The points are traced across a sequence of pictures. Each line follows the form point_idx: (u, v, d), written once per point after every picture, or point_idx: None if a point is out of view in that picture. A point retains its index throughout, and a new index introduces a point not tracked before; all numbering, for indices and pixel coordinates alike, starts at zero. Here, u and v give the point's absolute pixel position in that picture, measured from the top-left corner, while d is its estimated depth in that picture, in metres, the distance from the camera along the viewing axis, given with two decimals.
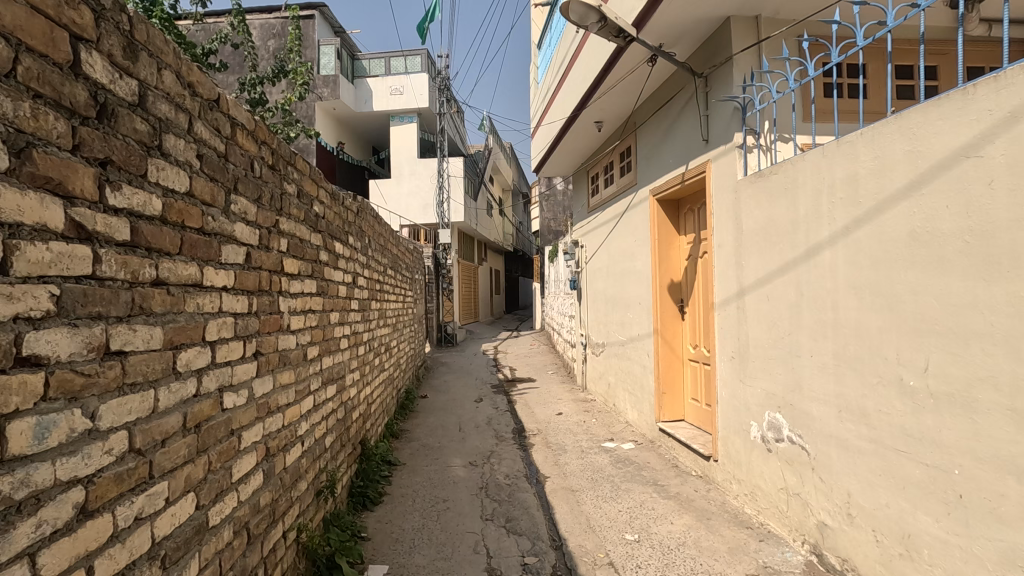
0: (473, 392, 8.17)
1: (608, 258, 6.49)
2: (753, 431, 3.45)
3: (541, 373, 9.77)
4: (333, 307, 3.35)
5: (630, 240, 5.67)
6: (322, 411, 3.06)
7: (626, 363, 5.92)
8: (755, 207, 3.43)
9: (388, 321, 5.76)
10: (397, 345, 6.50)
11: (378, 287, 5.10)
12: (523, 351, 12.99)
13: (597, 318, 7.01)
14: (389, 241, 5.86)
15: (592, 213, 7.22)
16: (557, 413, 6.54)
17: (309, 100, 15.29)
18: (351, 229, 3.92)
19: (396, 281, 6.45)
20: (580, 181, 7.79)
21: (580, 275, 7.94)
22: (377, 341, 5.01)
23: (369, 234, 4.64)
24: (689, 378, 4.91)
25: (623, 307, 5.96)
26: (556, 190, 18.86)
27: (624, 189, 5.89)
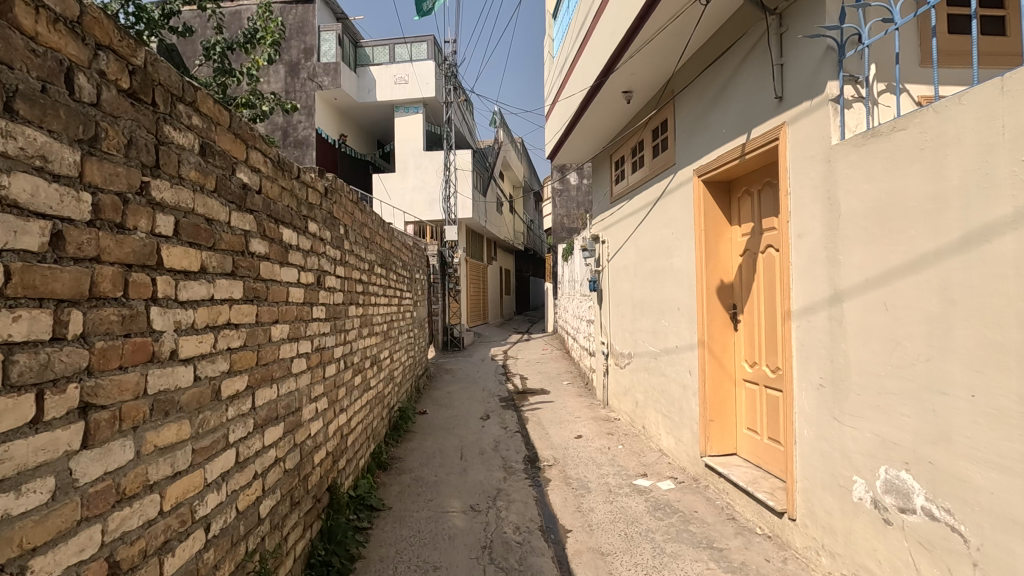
0: (479, 407, 7.25)
1: (637, 256, 5.55)
2: (859, 490, 2.49)
3: (555, 384, 8.83)
4: (279, 317, 2.44)
5: (666, 233, 4.73)
6: (254, 465, 2.15)
7: (659, 380, 4.98)
8: (858, 180, 2.49)
9: (377, 330, 4.86)
10: (390, 357, 5.60)
11: (362, 291, 4.21)
12: (535, 357, 12.04)
13: (622, 325, 6.07)
14: (379, 235, 4.96)
15: (616, 203, 6.28)
16: (576, 436, 5.62)
17: (308, 89, 14.49)
18: (316, 216, 3.02)
19: (389, 282, 5.54)
20: (601, 168, 6.86)
21: (601, 275, 6.99)
22: (359, 355, 4.10)
23: (347, 225, 3.75)
24: (744, 403, 3.96)
25: (655, 313, 5.01)
26: (570, 185, 17.89)
27: (657, 172, 4.96)
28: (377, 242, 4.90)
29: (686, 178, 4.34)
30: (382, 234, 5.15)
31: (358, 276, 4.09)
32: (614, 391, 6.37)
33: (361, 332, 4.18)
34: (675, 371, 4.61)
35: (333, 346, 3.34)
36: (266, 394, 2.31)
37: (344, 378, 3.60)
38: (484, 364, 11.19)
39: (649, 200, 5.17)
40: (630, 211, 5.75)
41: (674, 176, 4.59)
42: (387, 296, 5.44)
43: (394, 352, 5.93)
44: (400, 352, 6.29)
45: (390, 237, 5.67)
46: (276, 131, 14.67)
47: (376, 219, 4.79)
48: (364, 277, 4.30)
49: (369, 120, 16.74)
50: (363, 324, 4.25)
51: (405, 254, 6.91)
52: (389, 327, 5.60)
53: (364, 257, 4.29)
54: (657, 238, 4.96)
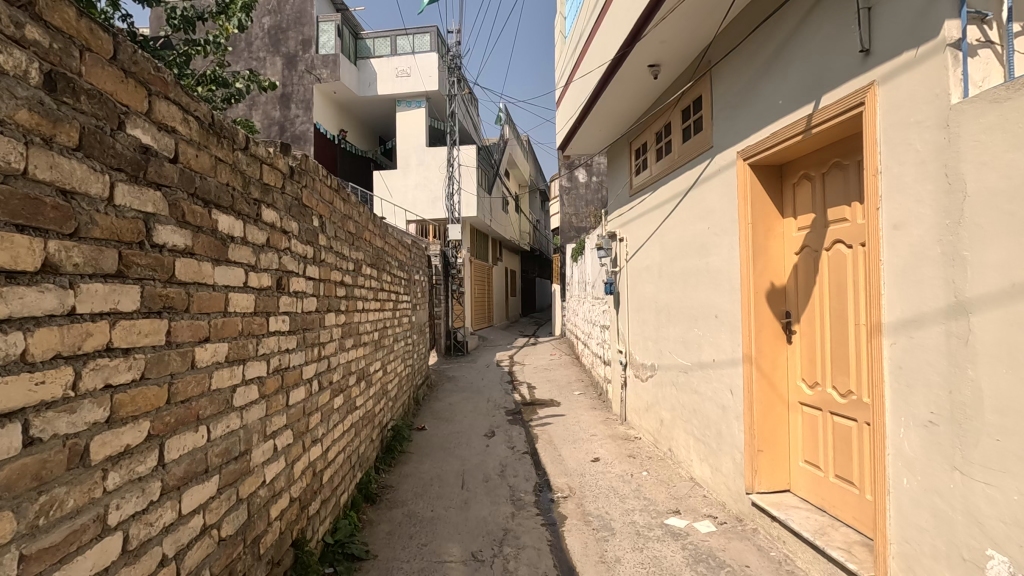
0: (484, 421, 6.62)
1: (663, 254, 4.90)
2: (999, 570, 1.82)
3: (565, 395, 8.16)
4: (211, 333, 1.81)
5: (701, 228, 4.08)
6: (161, 548, 1.51)
7: (691, 398, 4.32)
8: (995, 148, 1.83)
9: (366, 340, 4.23)
10: (382, 368, 4.97)
11: (345, 295, 3.58)
12: (543, 363, 11.36)
13: (645, 333, 5.41)
14: (368, 231, 4.33)
15: (637, 196, 5.63)
16: (593, 459, 4.96)
17: (306, 82, 13.93)
18: (276, 200, 2.39)
19: (381, 285, 4.90)
20: (619, 158, 6.21)
21: (618, 276, 6.33)
22: (340, 370, 3.47)
23: (323, 214, 3.11)
24: (800, 430, 3.30)
25: (687, 321, 4.36)
26: (578, 182, 17.23)
27: (688, 158, 4.32)
28: (367, 238, 4.27)
29: (727, 162, 3.69)
30: (373, 229, 4.52)
31: (340, 277, 3.46)
32: (635, 406, 5.71)
33: (344, 343, 3.54)
34: (713, 389, 3.95)
35: (302, 364, 2.70)
36: (189, 440, 1.68)
37: (318, 403, 2.97)
38: (489, 371, 10.53)
39: (679, 190, 4.52)
40: (655, 205, 5.10)
41: (710, 160, 3.94)
42: (379, 300, 4.81)
43: (388, 361, 5.29)
44: (395, 361, 5.66)
45: (383, 233, 5.02)
46: (273, 126, 14.11)
47: (364, 212, 4.16)
48: (349, 280, 3.67)
49: (369, 115, 16.15)
50: (346, 333, 3.61)
51: (401, 252, 6.25)
52: (381, 333, 4.96)
53: (347, 256, 3.65)
54: (690, 234, 4.30)
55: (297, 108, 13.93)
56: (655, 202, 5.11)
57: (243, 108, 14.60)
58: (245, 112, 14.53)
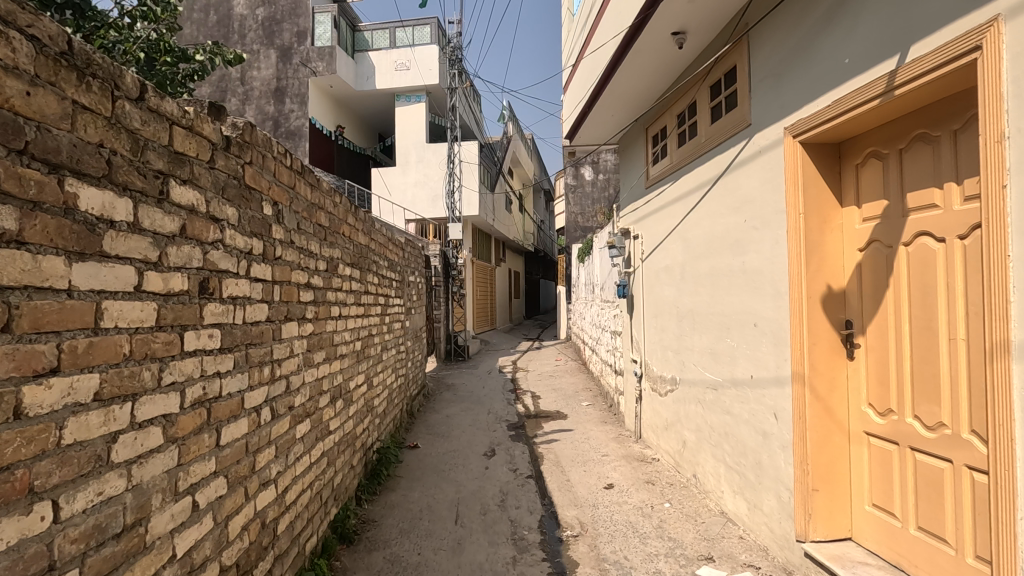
0: (484, 436, 6.03)
1: (687, 253, 4.30)
2: None
3: (573, 406, 7.56)
4: (66, 361, 1.23)
5: (736, 221, 3.48)
6: None
7: (723, 420, 3.72)
8: None
9: (343, 351, 3.64)
10: (366, 381, 4.38)
11: (313, 300, 2.99)
12: (548, 370, 10.74)
13: (664, 343, 4.80)
14: (347, 224, 3.74)
15: (654, 188, 5.03)
16: (606, 486, 4.37)
17: (301, 75, 13.39)
18: (198, 176, 1.80)
19: (365, 287, 4.31)
20: (632, 147, 5.62)
21: (632, 278, 5.72)
22: (305, 390, 2.88)
23: (279, 200, 2.52)
24: (866, 467, 2.70)
25: (719, 329, 3.75)
26: (585, 180, 16.61)
27: (718, 141, 3.73)
28: (344, 233, 3.67)
29: (771, 141, 3.09)
30: (353, 223, 3.92)
31: (305, 278, 2.87)
32: (653, 424, 5.10)
33: (311, 358, 2.96)
34: (751, 410, 3.35)
35: (243, 390, 2.12)
36: (10, 529, 1.09)
37: (270, 436, 2.38)
38: (491, 378, 9.93)
39: (707, 178, 3.92)
40: (677, 197, 4.50)
41: (747, 140, 3.34)
42: (362, 305, 4.21)
43: (374, 372, 4.70)
44: (383, 372, 5.07)
45: (368, 228, 4.43)
46: (267, 122, 13.57)
47: (340, 203, 3.57)
48: (318, 282, 3.07)
49: (368, 111, 15.60)
50: (314, 345, 3.02)
51: (392, 251, 5.66)
52: (366, 341, 4.37)
53: (317, 253, 3.07)
54: (721, 229, 3.71)
55: (291, 103, 13.40)
56: (676, 194, 4.51)
57: (236, 103, 13.94)
58: (238, 107, 13.89)
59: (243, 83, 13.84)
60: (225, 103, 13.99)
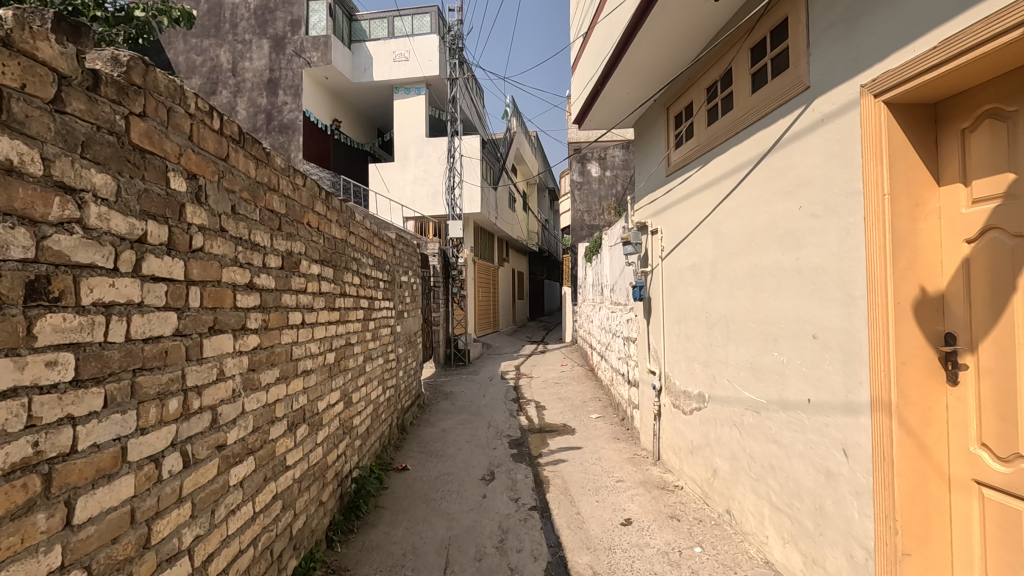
0: (483, 455, 5.40)
1: (719, 249, 3.66)
2: None
3: (581, 419, 6.91)
4: None
5: (789, 208, 2.83)
6: None
7: (767, 450, 3.08)
8: None
9: (307, 365, 3.01)
10: (343, 398, 3.75)
11: (259, 304, 2.36)
12: (553, 377, 10.09)
13: (691, 354, 4.17)
14: (313, 212, 3.11)
15: (677, 175, 4.39)
16: (623, 522, 3.73)
17: (295, 66, 12.80)
18: (23, 118, 1.18)
19: (339, 288, 3.67)
20: (651, 130, 4.98)
21: (649, 278, 5.07)
22: (246, 421, 2.25)
23: (201, 172, 1.88)
24: (977, 527, 2.05)
25: (763, 340, 3.11)
26: (591, 176, 15.97)
27: (761, 112, 3.10)
28: (309, 222, 3.03)
29: (841, 104, 2.45)
30: (323, 212, 3.29)
31: (246, 276, 2.24)
32: (676, 446, 4.45)
33: (255, 377, 2.33)
34: (807, 442, 2.71)
35: (128, 434, 1.49)
36: None
37: (182, 490, 1.75)
38: (493, 386, 9.28)
39: (747, 158, 3.28)
40: (705, 184, 3.87)
41: (805, 105, 2.71)
42: (335, 309, 3.58)
43: (354, 386, 4.07)
44: (366, 385, 4.44)
45: (344, 219, 3.80)
46: (259, 115, 12.96)
47: (303, 186, 2.94)
48: (267, 281, 2.44)
49: (365, 104, 14.99)
50: (261, 361, 2.38)
51: (379, 246, 5.03)
52: (342, 351, 3.74)
53: (266, 246, 2.44)
54: (765, 218, 3.07)
55: (285, 95, 12.80)
56: (705, 179, 3.87)
57: (227, 96, 13.24)
58: (229, 99, 13.23)
59: (235, 74, 13.22)
60: (215, 95, 13.31)
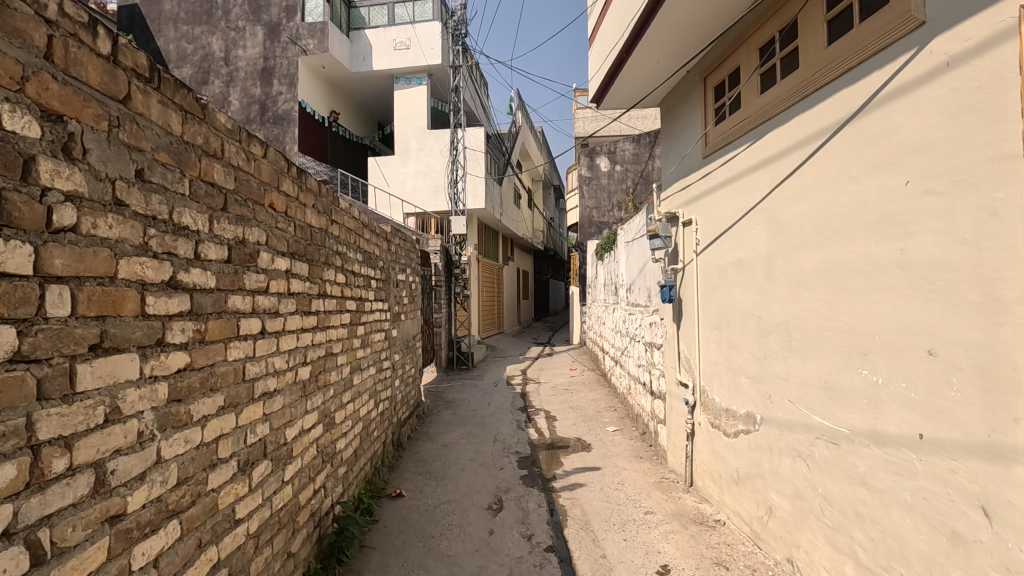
0: (489, 477, 4.77)
1: (778, 240, 3.01)
2: None
3: (597, 432, 6.27)
4: None
5: (890, 183, 2.20)
6: None
7: (850, 493, 2.44)
8: None
9: (269, 385, 2.37)
10: (322, 421, 3.12)
11: (187, 309, 1.72)
12: (563, 383, 9.45)
13: (736, 367, 3.52)
14: (278, 193, 2.48)
15: (718, 154, 3.75)
16: (659, 571, 3.10)
17: (290, 54, 12.19)
18: None
19: (316, 287, 3.03)
20: (684, 106, 4.34)
21: (680, 277, 4.42)
22: (165, 474, 1.62)
23: (74, 112, 1.26)
24: None
25: (846, 354, 2.47)
26: (600, 172, 15.32)
27: (846, 64, 2.46)
28: (272, 203, 2.40)
29: (981, 37, 1.81)
30: (292, 193, 2.65)
31: (165, 270, 1.60)
32: (715, 473, 3.81)
33: (182, 410, 1.70)
34: (918, 490, 2.07)
35: None
36: None
37: None
38: (498, 393, 8.65)
39: (821, 125, 2.64)
40: (758, 163, 3.22)
41: (917, 47, 2.06)
42: (311, 311, 2.94)
43: (337, 403, 3.44)
44: (353, 401, 3.81)
45: (324, 204, 3.16)
46: (252, 106, 12.36)
47: (262, 157, 2.30)
48: (202, 278, 1.80)
49: (365, 95, 14.37)
50: (193, 387, 1.75)
51: (370, 240, 4.40)
52: (321, 363, 3.11)
53: (202, 231, 1.81)
54: (850, 199, 2.42)
55: (279, 84, 12.21)
56: (758, 158, 3.22)
57: (219, 86, 12.64)
58: (221, 90, 12.62)
59: (227, 63, 12.61)
60: (207, 85, 12.71)
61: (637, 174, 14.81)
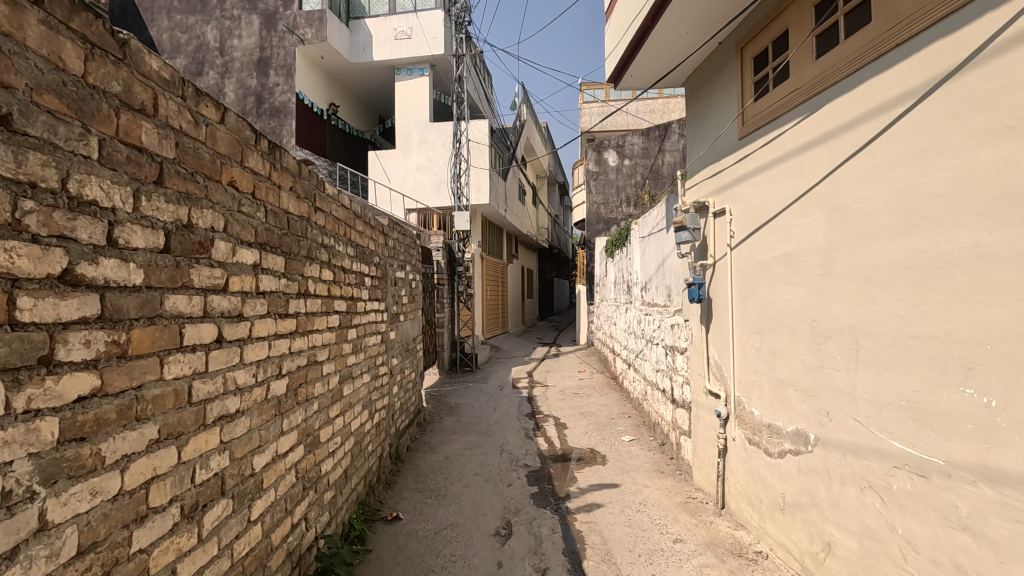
0: (496, 495, 4.32)
1: (839, 229, 2.56)
2: None
3: (611, 443, 5.81)
4: None
5: (1010, 154, 1.75)
6: None
7: (946, 539, 1.98)
8: None
9: (230, 405, 1.92)
10: (302, 441, 2.67)
11: (95, 314, 1.27)
12: (571, 386, 8.98)
13: (782, 377, 3.06)
14: (243, 170, 2.03)
15: (759, 133, 3.30)
16: None
17: (287, 43, 11.74)
18: None
19: (295, 285, 2.58)
20: (715, 82, 3.89)
21: (710, 273, 3.96)
22: (56, 546, 1.16)
23: None
24: None
25: (939, 367, 2.01)
26: (608, 166, 14.88)
27: (946, 10, 2.02)
28: (233, 180, 1.94)
29: None
30: (262, 170, 2.20)
31: (53, 260, 1.15)
32: (753, 496, 3.37)
33: (86, 452, 1.24)
34: None
35: None
36: None
37: None
38: (503, 397, 8.20)
39: (905, 87, 2.20)
40: (813, 139, 2.77)
41: None
42: (288, 314, 2.49)
43: (322, 419, 2.99)
44: (343, 415, 3.36)
45: (305, 188, 2.71)
46: (248, 97, 11.92)
47: (219, 123, 1.85)
48: (120, 271, 1.34)
49: (365, 87, 13.93)
50: (105, 418, 1.30)
51: (364, 232, 3.96)
52: (301, 373, 2.66)
53: (122, 207, 1.36)
54: (948, 176, 1.97)
55: (276, 75, 11.76)
56: (813, 133, 2.77)
57: (214, 77, 12.17)
58: (216, 80, 12.16)
59: (222, 53, 12.15)
60: (201, 76, 12.24)
61: (646, 168, 14.40)
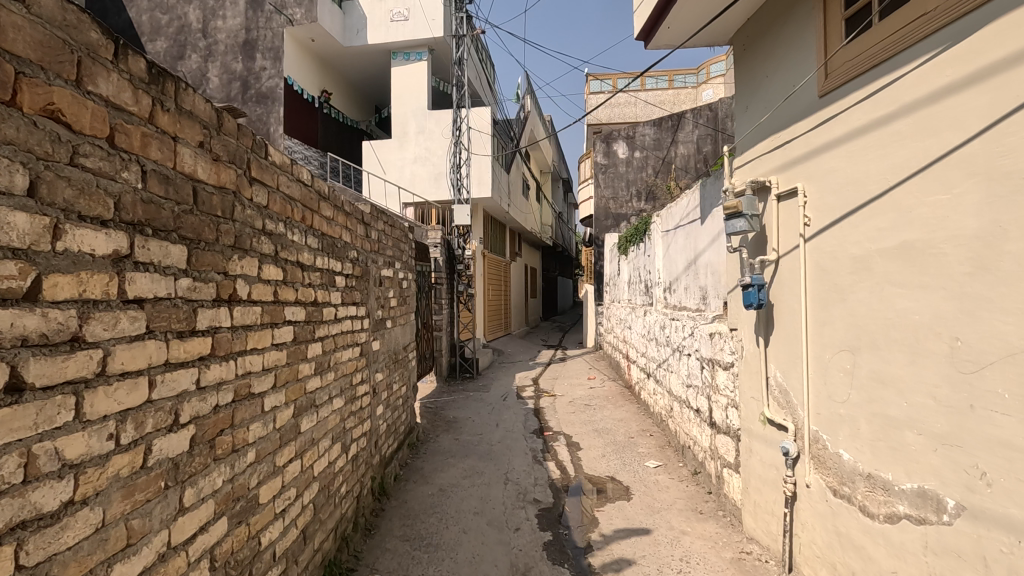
0: (503, 545, 3.52)
1: (1010, 208, 1.75)
2: None
3: (634, 469, 5.00)
4: None
5: None
6: None
7: None
8: None
9: (44, 500, 1.11)
10: (225, 514, 1.85)
11: None
12: (581, 397, 8.17)
13: (894, 414, 2.25)
14: (86, 100, 1.23)
15: (855, 84, 2.49)
16: None
17: (275, 24, 10.91)
18: None
19: (209, 287, 1.76)
20: (780, 29, 3.08)
21: (771, 271, 3.15)
22: None
23: None
24: None
25: None
26: (617, 158, 14.07)
27: None
28: (50, 108, 1.14)
29: None
30: (134, 107, 1.39)
31: None
32: (840, 567, 2.57)
33: None
34: None
35: None
36: None
37: None
38: (507, 410, 7.39)
39: None
40: (956, 79, 1.96)
41: None
42: (193, 332, 1.67)
43: (263, 473, 2.17)
44: (299, 459, 2.55)
45: (232, 149, 1.90)
46: (233, 83, 11.09)
47: (11, 2, 1.05)
48: None
49: (359, 74, 13.11)
50: None
51: (336, 217, 3.14)
52: (222, 415, 1.84)
53: None
54: None
55: (263, 58, 10.93)
56: (958, 71, 1.97)
57: (197, 61, 11.33)
58: (199, 65, 11.32)
59: (205, 35, 11.31)
60: (183, 60, 11.41)
61: (658, 160, 13.77)
